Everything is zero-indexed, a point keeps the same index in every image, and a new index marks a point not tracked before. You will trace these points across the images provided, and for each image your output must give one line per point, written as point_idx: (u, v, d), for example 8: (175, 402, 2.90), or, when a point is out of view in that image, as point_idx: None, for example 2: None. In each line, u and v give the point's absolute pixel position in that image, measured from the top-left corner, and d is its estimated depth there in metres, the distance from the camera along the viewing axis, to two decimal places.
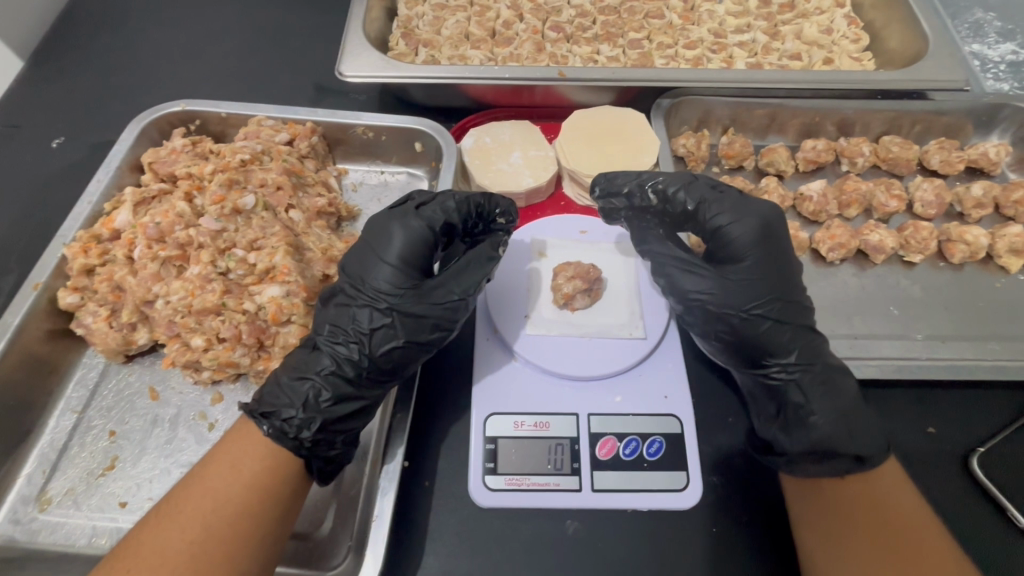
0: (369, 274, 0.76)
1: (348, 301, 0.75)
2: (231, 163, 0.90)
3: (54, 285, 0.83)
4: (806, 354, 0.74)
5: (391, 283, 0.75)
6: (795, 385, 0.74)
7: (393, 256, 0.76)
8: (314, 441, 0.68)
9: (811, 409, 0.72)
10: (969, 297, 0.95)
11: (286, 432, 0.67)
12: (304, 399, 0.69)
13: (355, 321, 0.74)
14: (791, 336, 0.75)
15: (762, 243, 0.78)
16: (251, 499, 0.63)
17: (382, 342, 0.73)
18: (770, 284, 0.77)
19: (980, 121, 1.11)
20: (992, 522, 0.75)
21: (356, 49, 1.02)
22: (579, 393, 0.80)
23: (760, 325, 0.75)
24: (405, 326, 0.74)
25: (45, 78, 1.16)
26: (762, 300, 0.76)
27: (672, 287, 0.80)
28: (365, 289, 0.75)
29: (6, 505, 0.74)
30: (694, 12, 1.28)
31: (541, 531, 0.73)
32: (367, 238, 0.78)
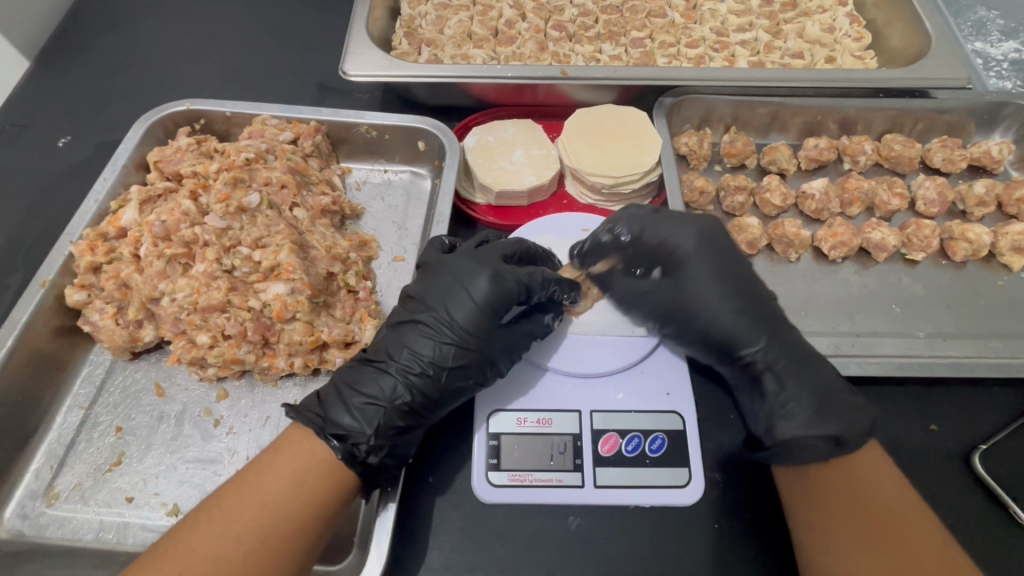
0: (455, 310, 0.75)
1: (427, 328, 0.75)
2: (236, 162, 0.91)
3: (62, 283, 0.84)
4: (776, 342, 0.75)
5: (473, 324, 0.74)
6: (770, 375, 0.74)
7: (481, 298, 0.75)
8: (379, 466, 0.69)
9: (787, 399, 0.72)
10: (972, 296, 0.95)
11: (355, 456, 0.68)
12: (377, 426, 0.70)
13: (435, 353, 0.74)
14: (760, 326, 0.76)
15: (702, 241, 0.81)
16: (305, 512, 0.63)
17: (454, 380, 0.74)
18: (721, 276, 0.79)
19: (982, 119, 1.11)
20: (993, 519, 0.75)
21: (360, 49, 1.03)
22: (581, 390, 0.80)
23: (722, 320, 0.77)
24: (479, 369, 0.75)
25: (51, 78, 1.17)
26: (721, 292, 0.78)
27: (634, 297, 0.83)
28: (445, 321, 0.75)
29: (14, 500, 0.74)
30: (696, 11, 1.28)
31: (544, 528, 0.74)
32: (457, 271, 0.77)
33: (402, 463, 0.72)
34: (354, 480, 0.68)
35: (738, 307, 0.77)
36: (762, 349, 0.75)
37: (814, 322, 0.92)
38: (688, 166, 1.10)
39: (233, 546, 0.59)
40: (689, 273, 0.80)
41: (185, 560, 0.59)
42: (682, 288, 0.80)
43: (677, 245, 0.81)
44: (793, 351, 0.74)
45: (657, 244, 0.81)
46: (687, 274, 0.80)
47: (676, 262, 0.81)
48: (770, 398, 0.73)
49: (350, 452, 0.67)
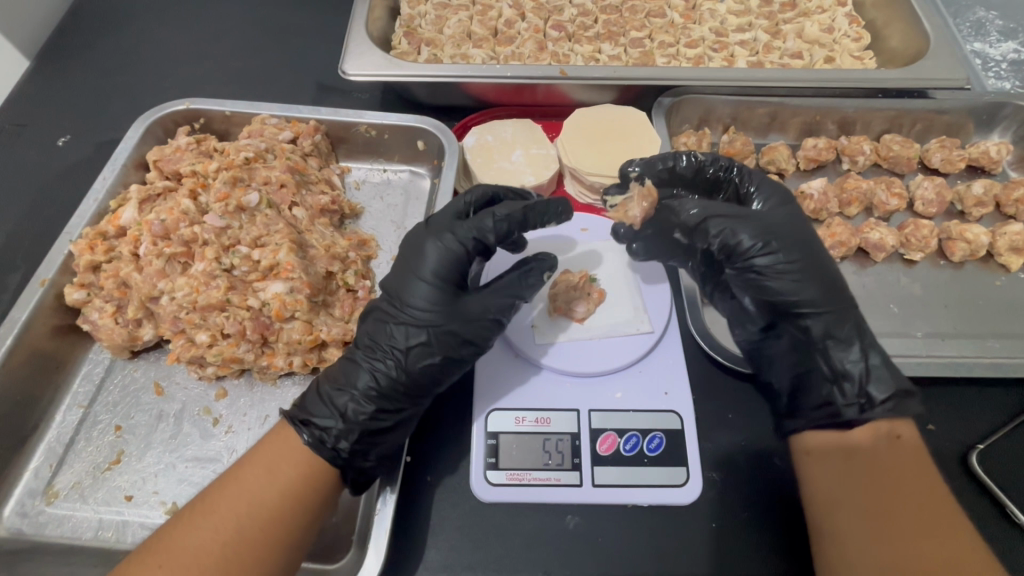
0: (405, 292, 0.74)
1: (383, 316, 0.75)
2: (236, 161, 0.91)
3: (61, 281, 0.84)
4: (842, 299, 0.76)
5: (425, 300, 0.73)
6: (843, 329, 0.74)
7: (428, 272, 0.74)
8: (350, 451, 0.69)
9: (862, 354, 0.73)
10: (970, 296, 0.96)
11: (323, 441, 0.68)
12: (343, 412, 0.70)
13: (393, 336, 0.73)
14: (840, 285, 0.76)
15: (787, 204, 0.84)
16: (285, 507, 0.63)
17: (416, 358, 0.73)
18: (809, 236, 0.78)
19: (981, 120, 1.11)
20: (990, 518, 0.76)
21: (359, 49, 1.03)
22: (580, 389, 0.81)
23: (786, 280, 0.75)
24: (440, 343, 0.73)
25: (50, 77, 1.17)
26: (803, 249, 0.76)
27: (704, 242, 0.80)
28: (399, 303, 0.74)
29: (13, 498, 0.75)
30: (695, 11, 1.28)
31: (542, 526, 0.74)
32: (405, 254, 0.77)
33: (379, 448, 0.71)
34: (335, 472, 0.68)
35: (824, 266, 0.76)
36: (850, 308, 0.75)
37: None
38: None
39: (209, 535, 0.60)
40: (765, 225, 0.77)
41: (168, 553, 0.60)
42: (778, 241, 0.76)
43: (791, 211, 0.82)
44: (845, 301, 0.75)
45: (790, 211, 0.82)
46: (779, 228, 0.77)
47: (795, 223, 0.79)
48: (831, 354, 0.74)
49: (319, 438, 0.68)
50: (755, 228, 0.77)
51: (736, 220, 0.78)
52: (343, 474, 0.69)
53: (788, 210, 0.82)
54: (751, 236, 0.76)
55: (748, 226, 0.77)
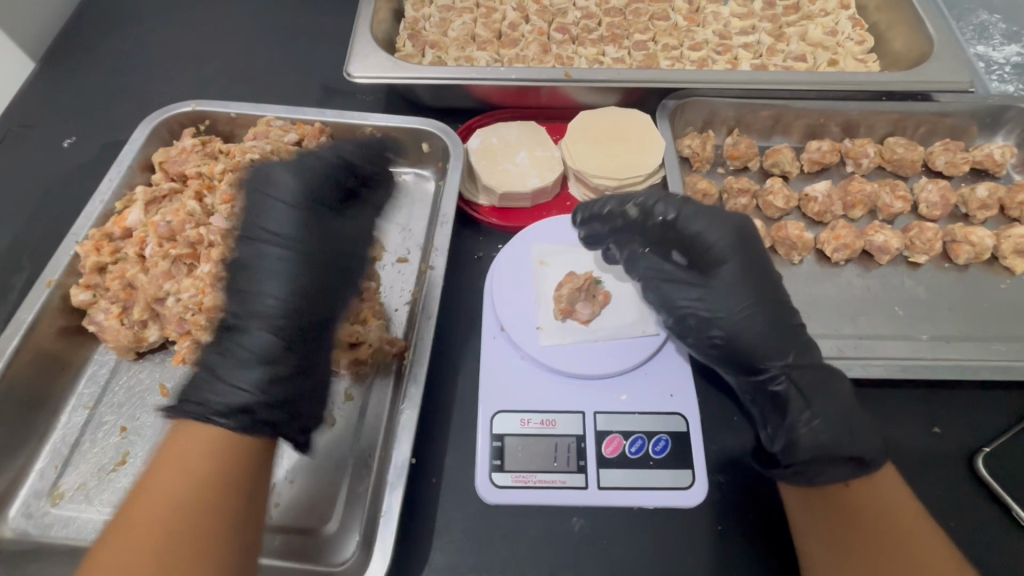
0: (265, 217, 0.73)
1: (275, 252, 0.72)
2: (241, 163, 0.92)
3: (67, 282, 0.84)
4: (791, 350, 0.74)
5: (302, 237, 0.73)
6: (793, 390, 0.72)
7: (287, 197, 0.74)
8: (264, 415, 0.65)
9: (814, 413, 0.70)
10: (975, 298, 0.96)
11: (228, 415, 0.63)
12: (257, 390, 0.65)
13: (287, 273, 0.70)
14: (785, 336, 0.74)
15: (740, 243, 0.76)
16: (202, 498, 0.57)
17: (310, 309, 0.71)
18: (760, 287, 0.75)
19: (985, 122, 1.12)
20: (997, 522, 0.75)
21: (364, 51, 1.03)
22: (585, 391, 0.81)
23: (744, 334, 0.74)
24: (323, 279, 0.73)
25: (56, 79, 1.17)
26: (750, 304, 0.75)
27: (662, 301, 0.80)
28: (263, 252, 0.71)
29: (18, 500, 0.75)
30: (699, 14, 1.29)
31: (548, 529, 0.74)
32: (248, 199, 0.74)
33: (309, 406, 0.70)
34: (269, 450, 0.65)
35: (765, 319, 0.74)
36: (797, 360, 0.73)
37: (816, 324, 0.92)
38: (691, 168, 1.11)
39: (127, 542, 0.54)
40: (705, 289, 0.77)
41: None
42: (715, 308, 0.76)
43: (743, 253, 0.76)
44: (803, 345, 0.74)
45: (739, 260, 0.76)
46: (715, 291, 0.76)
47: (745, 275, 0.76)
48: (782, 412, 0.73)
49: (245, 426, 0.63)
50: (692, 293, 0.78)
51: (676, 282, 0.79)
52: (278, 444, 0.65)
53: (736, 257, 0.76)
54: (691, 301, 0.77)
55: (683, 291, 0.78)
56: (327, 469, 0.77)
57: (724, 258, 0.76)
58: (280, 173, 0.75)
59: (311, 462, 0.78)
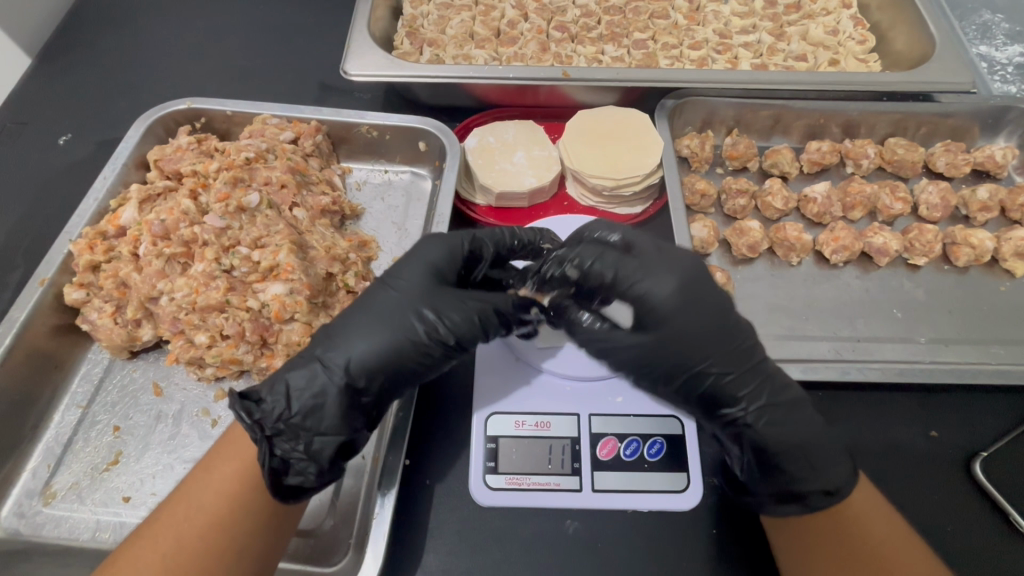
0: (403, 279, 0.69)
1: (404, 308, 0.67)
2: (236, 161, 0.91)
3: (61, 281, 0.83)
4: (756, 395, 0.66)
5: (432, 302, 0.68)
6: (757, 439, 0.67)
7: (430, 266, 0.71)
8: (275, 429, 0.64)
9: (778, 453, 0.66)
10: (974, 301, 0.95)
11: (252, 411, 0.64)
12: (316, 442, 0.64)
13: (378, 335, 0.66)
14: (741, 383, 0.66)
15: (694, 293, 0.64)
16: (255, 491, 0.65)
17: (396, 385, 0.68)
18: (711, 342, 0.65)
19: (986, 124, 1.11)
20: (994, 526, 0.75)
21: (361, 49, 1.03)
22: (581, 393, 0.80)
23: (704, 388, 0.67)
24: (383, 339, 0.66)
25: (52, 75, 1.16)
26: (706, 363, 0.65)
27: (615, 370, 0.70)
28: (404, 314, 0.67)
29: (11, 499, 0.74)
30: (699, 13, 1.28)
31: (541, 531, 0.73)
32: (404, 262, 0.71)
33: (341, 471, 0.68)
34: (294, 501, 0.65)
35: (721, 370, 0.66)
36: (756, 402, 0.67)
37: (814, 327, 0.92)
38: (689, 168, 1.10)
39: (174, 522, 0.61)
40: (643, 350, 0.66)
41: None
42: (662, 371, 0.66)
43: (693, 310, 0.64)
44: (766, 377, 0.67)
45: (686, 321, 0.64)
46: (659, 352, 0.65)
47: (698, 331, 0.64)
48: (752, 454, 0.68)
49: (278, 471, 0.63)
50: (631, 357, 0.67)
51: (608, 344, 0.68)
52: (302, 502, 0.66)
53: (686, 315, 0.64)
54: (617, 362, 0.68)
55: (620, 355, 0.67)
56: None
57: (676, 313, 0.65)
58: (437, 242, 0.72)
59: None
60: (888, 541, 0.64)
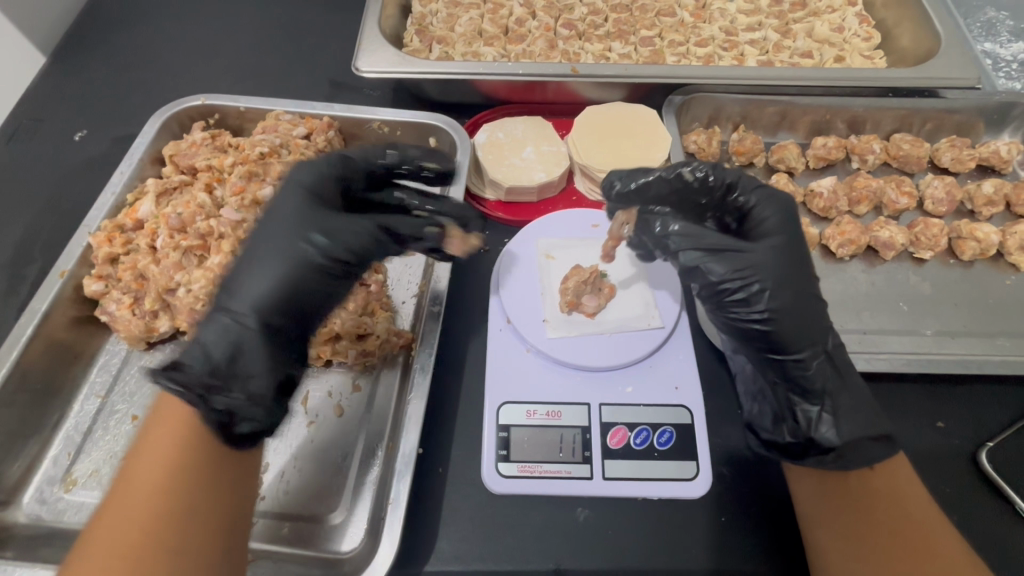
0: (286, 205, 0.71)
1: (292, 236, 0.68)
2: (251, 156, 0.93)
3: (80, 273, 0.85)
4: (823, 326, 0.73)
5: (304, 213, 0.70)
6: (824, 372, 0.71)
7: (302, 190, 0.72)
8: (206, 386, 0.61)
9: (841, 389, 0.72)
10: (979, 295, 0.96)
11: (178, 379, 0.60)
12: (209, 347, 0.62)
13: (281, 265, 0.67)
14: (822, 315, 0.72)
15: (790, 219, 0.77)
16: (159, 520, 0.55)
17: (289, 296, 0.67)
18: (799, 266, 0.73)
19: (992, 119, 1.12)
20: (1000, 515, 0.76)
21: (372, 46, 1.04)
22: (591, 384, 0.81)
23: (793, 312, 0.71)
24: (286, 267, 0.67)
25: (66, 73, 1.18)
26: (796, 284, 0.72)
27: (704, 279, 0.73)
28: (291, 240, 0.68)
29: (32, 486, 0.76)
30: (706, 10, 1.29)
31: (553, 519, 0.74)
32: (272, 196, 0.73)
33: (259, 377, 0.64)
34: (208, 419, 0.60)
35: (804, 291, 0.72)
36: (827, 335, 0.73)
37: None
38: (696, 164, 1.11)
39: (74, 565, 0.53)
40: (752, 264, 0.72)
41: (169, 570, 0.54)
42: (762, 281, 0.71)
43: (790, 230, 0.76)
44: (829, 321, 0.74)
45: (786, 238, 0.74)
46: (761, 265, 0.72)
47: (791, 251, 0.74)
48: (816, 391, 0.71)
49: (223, 424, 0.61)
50: (734, 265, 0.72)
51: (714, 253, 0.73)
52: (210, 417, 0.60)
53: (784, 231, 0.75)
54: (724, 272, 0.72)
55: (726, 263, 0.72)
56: (335, 459, 0.78)
57: (775, 232, 0.76)
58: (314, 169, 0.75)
59: (316, 451, 0.79)
60: (920, 513, 0.65)
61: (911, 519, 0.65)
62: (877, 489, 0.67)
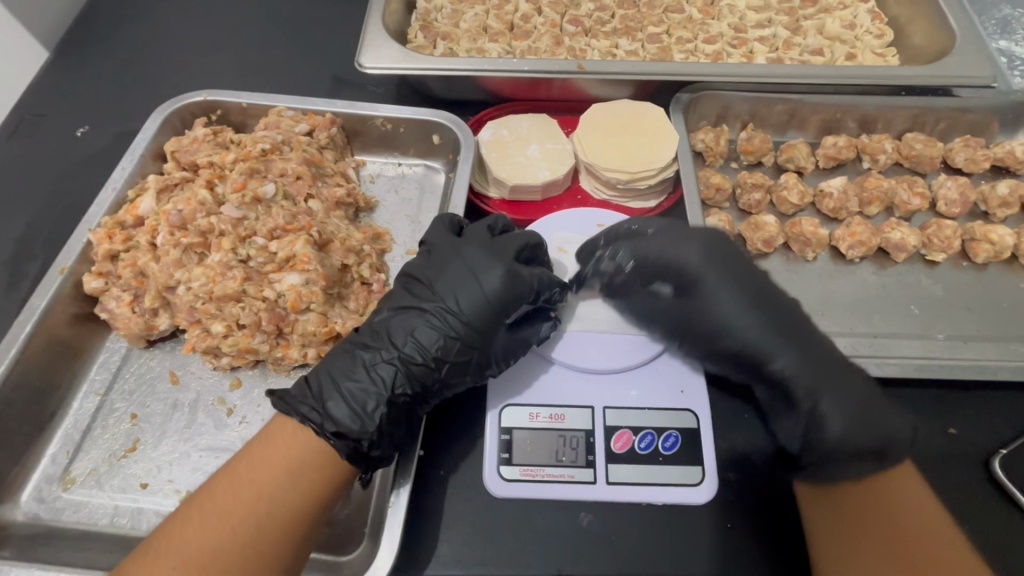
0: (463, 303, 0.73)
1: (450, 290, 0.74)
2: (253, 152, 0.92)
3: (80, 270, 0.84)
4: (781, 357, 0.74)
5: (451, 283, 0.75)
6: (804, 397, 0.73)
7: (493, 296, 0.73)
8: (378, 457, 0.68)
9: (827, 421, 0.71)
10: (993, 298, 0.94)
11: (357, 451, 0.66)
12: (368, 416, 0.68)
13: (470, 313, 0.73)
14: (788, 340, 0.74)
15: (713, 259, 0.78)
16: (260, 529, 0.62)
17: (449, 367, 0.73)
18: (750, 299, 0.76)
19: (1007, 119, 1.09)
20: (1014, 524, 0.74)
21: (375, 41, 1.03)
22: (597, 386, 0.80)
23: (750, 339, 0.75)
24: (451, 326, 0.72)
25: (68, 68, 1.17)
26: (745, 320, 0.75)
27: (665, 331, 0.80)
28: (457, 291, 0.74)
29: (32, 484, 0.75)
30: (714, 7, 1.27)
31: (555, 523, 0.73)
32: (507, 291, 0.73)
33: (394, 438, 0.69)
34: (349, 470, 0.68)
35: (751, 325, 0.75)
36: (802, 361, 0.73)
37: (829, 322, 0.91)
38: (704, 163, 1.09)
39: (159, 554, 0.60)
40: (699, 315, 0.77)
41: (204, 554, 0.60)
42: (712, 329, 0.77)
43: (720, 264, 0.78)
44: (806, 332, 0.75)
45: (722, 277, 0.77)
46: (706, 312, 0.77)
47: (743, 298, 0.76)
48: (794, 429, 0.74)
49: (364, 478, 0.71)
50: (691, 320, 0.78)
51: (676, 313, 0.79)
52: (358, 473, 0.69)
53: (715, 265, 0.77)
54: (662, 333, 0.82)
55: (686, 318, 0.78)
56: None
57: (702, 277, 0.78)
58: (474, 247, 0.77)
59: None
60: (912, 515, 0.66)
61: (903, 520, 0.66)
62: (869, 500, 0.69)
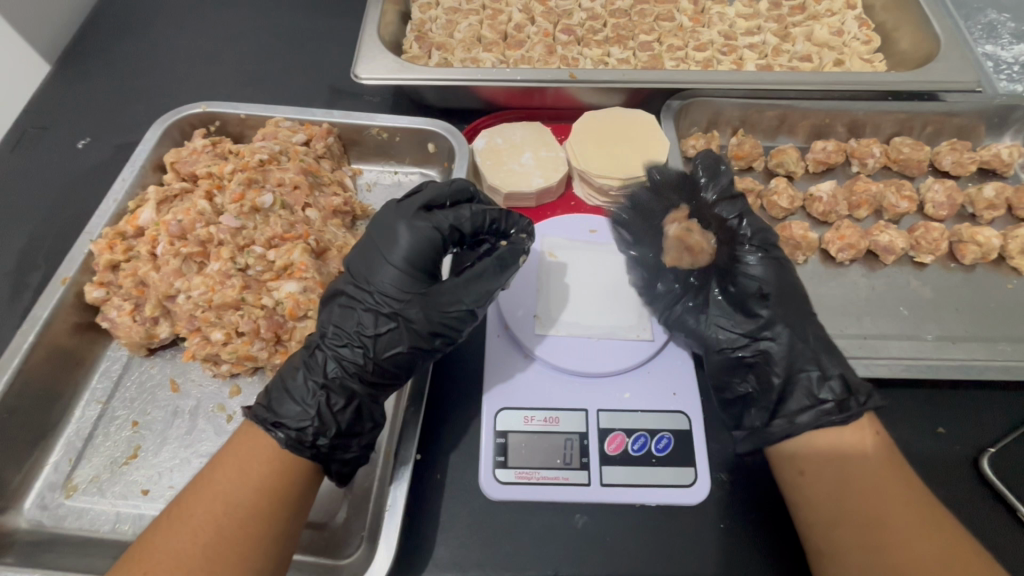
0: (375, 276, 0.73)
1: (368, 269, 0.74)
2: (251, 163, 0.93)
3: (82, 280, 0.86)
4: (781, 326, 0.75)
5: (369, 265, 0.74)
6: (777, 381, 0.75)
7: (400, 258, 0.72)
8: (331, 446, 0.68)
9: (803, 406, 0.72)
10: (981, 299, 0.95)
11: (302, 441, 0.66)
12: (309, 406, 0.68)
13: (392, 285, 0.72)
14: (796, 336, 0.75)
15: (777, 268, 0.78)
16: (225, 528, 0.61)
17: (387, 342, 0.72)
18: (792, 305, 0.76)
19: (993, 122, 1.11)
20: (1004, 522, 0.75)
21: (371, 52, 1.05)
22: (589, 389, 0.81)
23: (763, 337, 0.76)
24: (377, 302, 0.72)
25: (69, 82, 1.19)
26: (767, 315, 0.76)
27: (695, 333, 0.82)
28: (375, 269, 0.73)
29: (34, 492, 0.77)
30: (704, 15, 1.29)
31: (551, 525, 0.74)
32: (415, 249, 0.73)
33: (342, 424, 0.69)
34: (313, 464, 0.68)
35: (769, 296, 0.76)
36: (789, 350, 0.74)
37: None
38: None
39: (133, 561, 0.59)
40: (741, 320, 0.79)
41: (169, 559, 0.59)
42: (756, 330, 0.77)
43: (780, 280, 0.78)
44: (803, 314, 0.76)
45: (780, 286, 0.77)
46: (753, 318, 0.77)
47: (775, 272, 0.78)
48: (772, 390, 0.75)
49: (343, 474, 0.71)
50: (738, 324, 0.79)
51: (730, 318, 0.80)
52: (327, 468, 0.69)
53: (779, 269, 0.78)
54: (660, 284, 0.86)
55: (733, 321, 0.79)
56: None
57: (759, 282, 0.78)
58: (383, 218, 0.75)
59: None
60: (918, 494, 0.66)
61: (910, 502, 0.65)
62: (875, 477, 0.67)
